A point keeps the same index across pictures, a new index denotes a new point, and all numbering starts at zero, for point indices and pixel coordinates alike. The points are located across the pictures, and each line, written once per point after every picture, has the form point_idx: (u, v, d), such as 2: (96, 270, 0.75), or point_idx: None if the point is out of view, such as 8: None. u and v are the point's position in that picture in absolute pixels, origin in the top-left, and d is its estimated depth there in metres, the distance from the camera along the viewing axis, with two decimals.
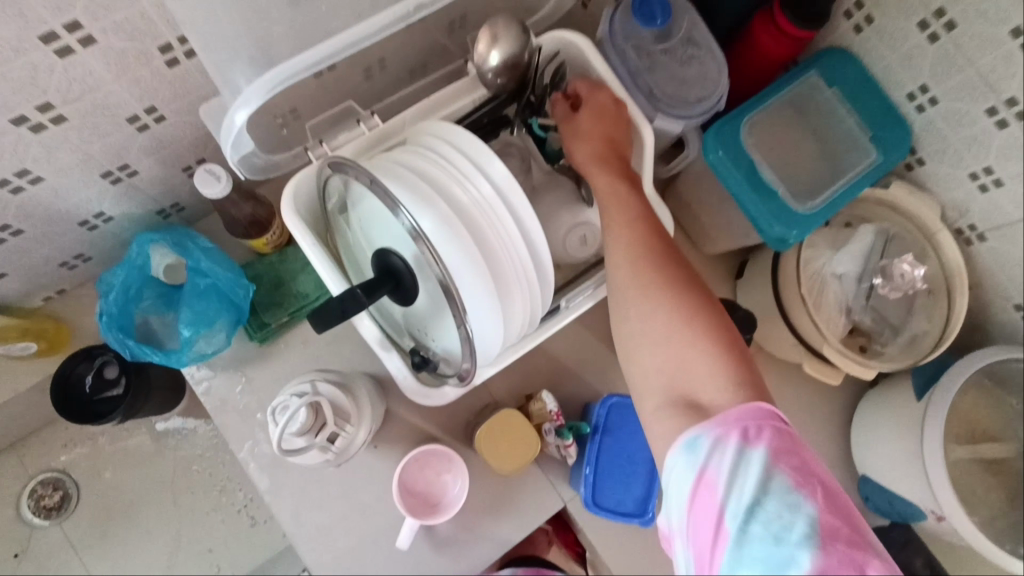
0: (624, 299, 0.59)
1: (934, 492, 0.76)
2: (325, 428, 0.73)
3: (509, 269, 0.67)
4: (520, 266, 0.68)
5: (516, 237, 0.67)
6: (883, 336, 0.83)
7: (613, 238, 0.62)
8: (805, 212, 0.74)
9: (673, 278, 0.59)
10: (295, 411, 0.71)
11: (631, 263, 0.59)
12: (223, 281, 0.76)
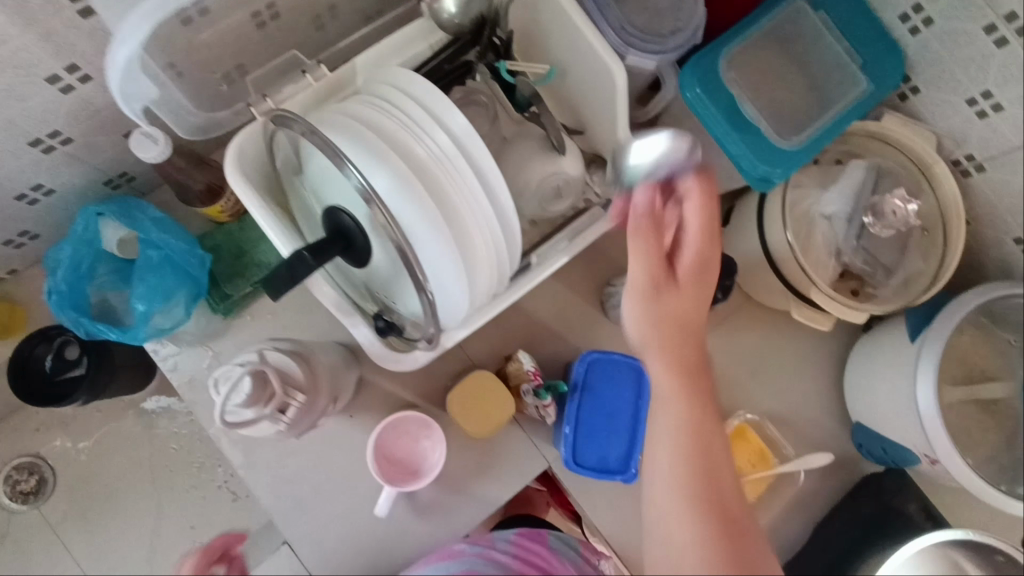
0: (654, 505, 0.55)
1: (928, 437, 0.74)
2: (275, 398, 0.65)
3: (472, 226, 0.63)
4: (483, 222, 0.64)
5: (479, 192, 0.63)
6: (876, 278, 0.79)
7: (656, 441, 0.57)
8: (790, 149, 0.70)
9: (712, 416, 0.58)
10: (238, 379, 0.63)
11: (669, 473, 0.55)
12: (176, 252, 0.73)
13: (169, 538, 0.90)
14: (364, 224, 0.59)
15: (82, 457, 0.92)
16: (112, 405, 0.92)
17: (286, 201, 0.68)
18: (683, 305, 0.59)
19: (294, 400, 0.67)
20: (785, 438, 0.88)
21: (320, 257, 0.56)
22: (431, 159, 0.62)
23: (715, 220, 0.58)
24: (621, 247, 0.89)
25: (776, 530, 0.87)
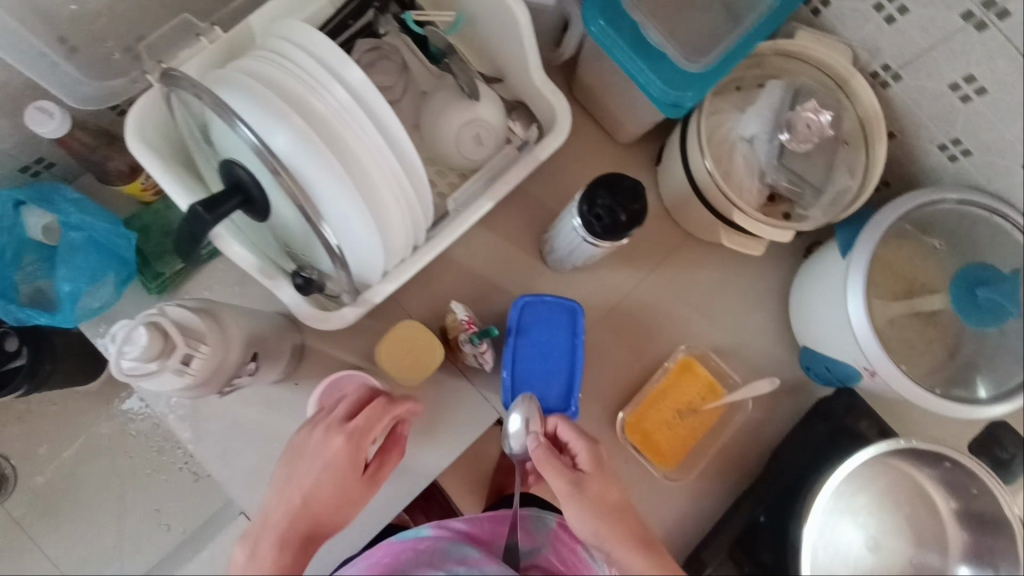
0: None
1: (862, 348, 0.74)
2: (176, 347, 0.51)
3: (379, 178, 0.62)
4: (391, 174, 0.63)
5: (383, 143, 0.61)
6: (805, 198, 0.78)
7: None
8: (697, 71, 0.69)
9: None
10: (132, 329, 0.50)
11: None
12: (99, 232, 0.72)
13: (134, 522, 0.90)
14: (260, 179, 0.57)
15: (41, 451, 0.92)
16: (66, 398, 0.93)
17: (194, 165, 0.67)
18: (600, 486, 0.68)
19: (197, 350, 0.52)
20: (733, 369, 0.89)
21: (215, 213, 0.55)
22: (331, 114, 0.59)
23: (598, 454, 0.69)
24: (555, 193, 0.89)
25: (731, 460, 0.87)
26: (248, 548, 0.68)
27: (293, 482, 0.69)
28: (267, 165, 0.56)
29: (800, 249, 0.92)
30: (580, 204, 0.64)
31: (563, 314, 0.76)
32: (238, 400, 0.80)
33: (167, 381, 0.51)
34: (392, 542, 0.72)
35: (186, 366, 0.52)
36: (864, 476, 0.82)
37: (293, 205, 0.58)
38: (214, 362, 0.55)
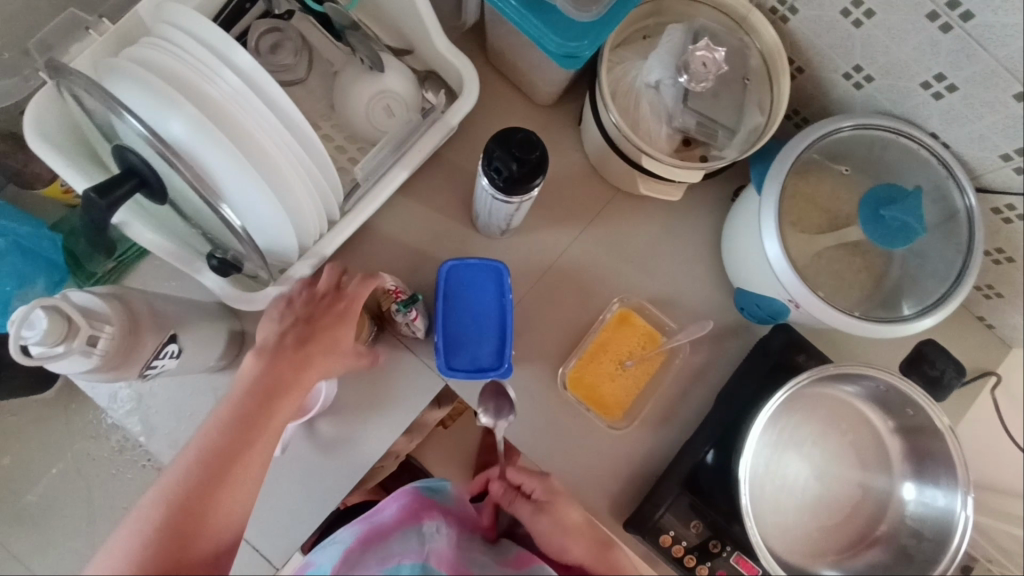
0: None
1: (782, 282, 0.74)
2: (81, 329, 0.52)
3: (278, 156, 0.62)
4: (290, 152, 0.63)
5: (277, 124, 0.61)
6: (718, 140, 0.79)
7: None
8: (589, 20, 0.69)
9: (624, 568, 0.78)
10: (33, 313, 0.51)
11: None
12: (23, 235, 0.75)
13: (101, 523, 0.92)
14: (152, 163, 0.58)
15: (4, 462, 0.94)
16: (21, 407, 0.94)
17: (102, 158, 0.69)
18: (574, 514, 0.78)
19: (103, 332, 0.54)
20: (672, 316, 0.90)
21: (109, 199, 0.56)
22: (222, 97, 0.59)
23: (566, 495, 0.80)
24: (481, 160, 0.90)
25: (678, 406, 0.89)
26: (261, 362, 0.67)
27: (291, 318, 0.70)
28: (156, 149, 0.56)
29: (729, 193, 0.93)
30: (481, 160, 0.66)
31: (488, 275, 0.77)
32: (185, 391, 0.82)
33: (75, 364, 0.53)
34: (416, 492, 0.81)
35: (92, 347, 0.54)
36: (795, 407, 0.83)
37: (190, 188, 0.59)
38: (125, 344, 0.57)
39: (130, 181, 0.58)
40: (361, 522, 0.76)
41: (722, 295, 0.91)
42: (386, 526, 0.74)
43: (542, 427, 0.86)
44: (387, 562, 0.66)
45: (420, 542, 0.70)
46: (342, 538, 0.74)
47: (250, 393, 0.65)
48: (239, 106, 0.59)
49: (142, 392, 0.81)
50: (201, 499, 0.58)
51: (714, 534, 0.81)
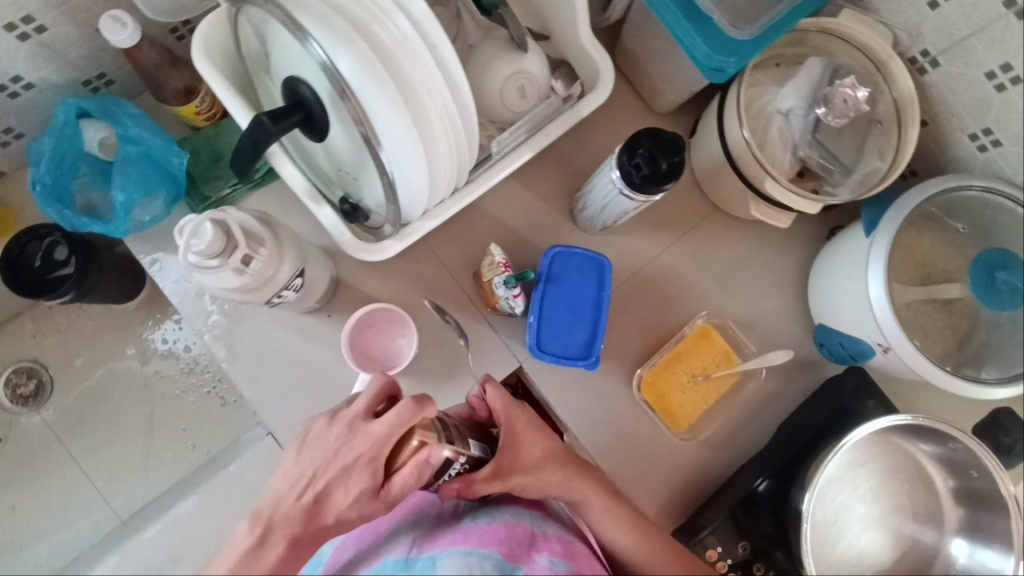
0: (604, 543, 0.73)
1: (879, 324, 0.75)
2: (240, 246, 0.54)
3: (434, 113, 0.62)
4: (446, 111, 0.63)
5: (440, 81, 0.61)
6: (834, 177, 0.80)
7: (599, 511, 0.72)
8: (743, 37, 0.71)
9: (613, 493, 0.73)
10: (197, 223, 0.53)
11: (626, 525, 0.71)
12: (155, 148, 0.75)
13: (160, 438, 0.96)
14: (321, 97, 0.60)
15: (77, 364, 0.97)
16: (103, 314, 0.97)
17: (254, 87, 0.71)
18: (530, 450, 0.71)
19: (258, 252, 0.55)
20: (748, 339, 0.92)
21: (276, 126, 0.58)
22: (395, 46, 0.59)
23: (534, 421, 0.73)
24: (589, 156, 0.91)
25: (738, 429, 0.90)
26: (256, 536, 0.62)
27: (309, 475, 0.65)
28: (332, 84, 0.58)
29: (824, 231, 0.94)
30: (620, 155, 0.67)
31: (590, 267, 0.79)
32: (274, 327, 0.84)
33: (227, 279, 0.54)
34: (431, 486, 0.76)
35: (246, 265, 0.55)
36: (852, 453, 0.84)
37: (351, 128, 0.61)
38: (273, 269, 0.58)
39: (295, 112, 0.60)
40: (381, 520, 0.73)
41: (800, 327, 0.92)
42: (392, 528, 0.70)
43: (607, 423, 0.88)
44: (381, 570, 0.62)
45: (408, 535, 0.67)
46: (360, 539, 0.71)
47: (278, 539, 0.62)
48: (410, 57, 0.60)
49: (232, 320, 0.83)
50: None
51: (756, 558, 0.81)
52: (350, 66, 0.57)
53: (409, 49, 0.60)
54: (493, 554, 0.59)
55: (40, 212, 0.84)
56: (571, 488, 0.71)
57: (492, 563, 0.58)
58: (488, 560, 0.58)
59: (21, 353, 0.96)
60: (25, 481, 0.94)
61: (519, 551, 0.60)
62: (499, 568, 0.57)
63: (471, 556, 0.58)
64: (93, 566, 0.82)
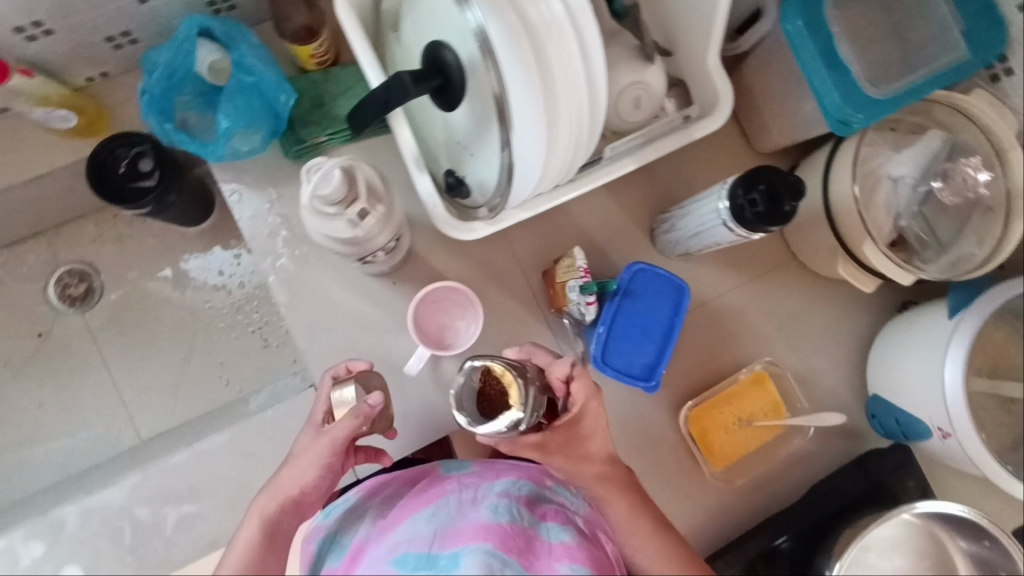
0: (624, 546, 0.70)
1: (949, 410, 0.75)
2: (359, 201, 0.53)
3: (565, 103, 0.59)
4: (576, 103, 0.60)
5: (581, 81, 0.59)
6: (926, 252, 0.78)
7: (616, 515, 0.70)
8: (876, 96, 0.70)
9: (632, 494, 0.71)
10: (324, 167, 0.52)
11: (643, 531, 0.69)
12: (266, 81, 0.74)
13: (196, 367, 0.95)
14: (463, 63, 0.59)
15: (129, 276, 0.97)
16: (164, 233, 0.97)
17: (389, 42, 0.71)
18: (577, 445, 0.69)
19: (375, 209, 0.55)
20: (799, 394, 0.91)
21: (415, 88, 0.58)
22: (542, 26, 0.57)
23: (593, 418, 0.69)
24: (680, 179, 0.90)
25: (770, 481, 0.89)
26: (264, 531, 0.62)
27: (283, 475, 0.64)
28: (481, 51, 0.57)
29: (895, 302, 0.93)
30: (735, 188, 0.66)
31: (669, 290, 0.77)
32: (338, 283, 0.83)
33: (339, 229, 0.54)
34: (435, 474, 0.76)
35: (359, 221, 0.55)
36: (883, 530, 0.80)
37: (484, 98, 0.59)
38: (382, 228, 0.58)
39: (433, 78, 0.59)
40: (381, 503, 0.72)
41: (853, 393, 0.91)
42: (397, 514, 0.69)
43: (643, 446, 0.87)
44: (393, 555, 0.60)
45: (430, 525, 0.65)
46: (361, 519, 0.70)
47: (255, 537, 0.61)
48: (556, 39, 0.58)
49: (300, 268, 0.83)
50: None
51: None
52: (501, 35, 0.56)
53: (556, 29, 0.58)
54: (513, 556, 0.59)
55: (133, 120, 0.83)
56: (598, 485, 0.70)
57: (513, 565, 0.58)
58: (509, 562, 0.58)
59: (77, 255, 0.95)
60: (57, 381, 0.94)
61: (538, 554, 0.61)
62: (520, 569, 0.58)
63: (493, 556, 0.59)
64: (114, 480, 0.82)
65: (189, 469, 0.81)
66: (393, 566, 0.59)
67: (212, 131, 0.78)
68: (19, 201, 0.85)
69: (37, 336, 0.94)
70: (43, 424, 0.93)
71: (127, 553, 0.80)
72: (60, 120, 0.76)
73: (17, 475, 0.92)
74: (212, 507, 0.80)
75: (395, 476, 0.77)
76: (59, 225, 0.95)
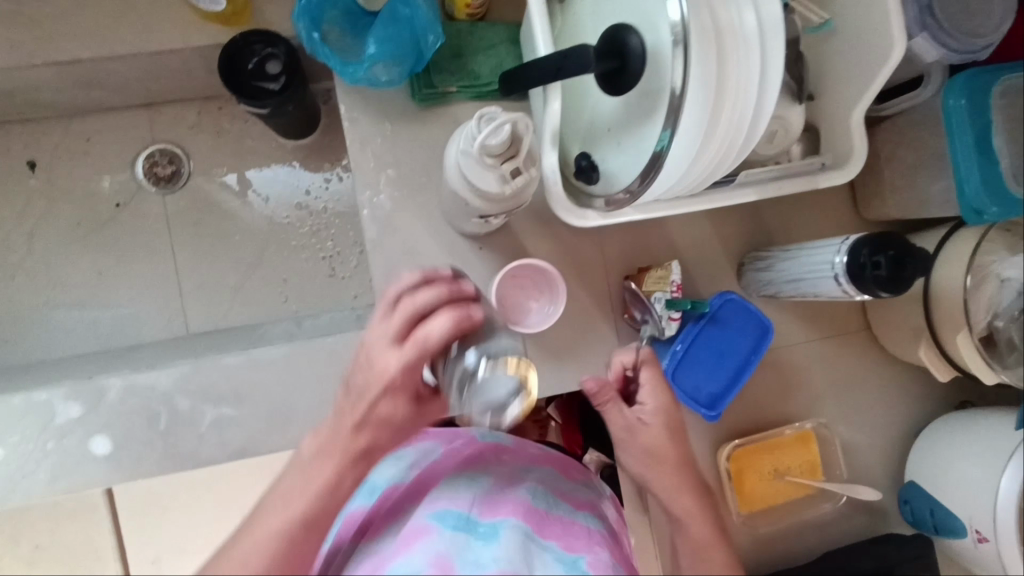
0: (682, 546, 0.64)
1: (995, 517, 0.74)
2: (515, 159, 0.57)
3: (728, 114, 0.59)
4: (738, 117, 0.59)
5: (755, 86, 0.58)
6: (1009, 359, 0.72)
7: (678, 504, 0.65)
8: (1014, 192, 0.68)
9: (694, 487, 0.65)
10: (497, 125, 0.55)
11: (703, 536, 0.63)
12: (422, 18, 0.74)
13: (260, 277, 0.97)
14: (647, 50, 0.59)
15: (215, 172, 0.97)
16: (262, 139, 0.98)
17: (565, 15, 0.72)
18: (653, 437, 0.66)
19: (529, 170, 0.58)
20: (837, 462, 0.90)
21: (594, 64, 0.58)
22: (733, 33, 0.57)
23: (668, 413, 0.67)
24: (782, 223, 0.89)
25: (786, 534, 0.90)
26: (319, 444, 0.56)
27: (358, 395, 0.53)
28: (672, 45, 0.56)
29: (954, 398, 0.92)
30: (858, 242, 0.67)
31: (753, 327, 0.79)
32: (428, 233, 0.81)
33: (493, 183, 0.58)
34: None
35: (510, 177, 0.58)
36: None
37: (659, 89, 0.59)
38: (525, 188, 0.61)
39: (612, 59, 0.60)
40: (417, 452, 0.71)
41: (888, 475, 0.91)
42: (431, 469, 0.67)
43: None
44: (433, 509, 0.58)
45: (469, 494, 0.61)
46: (392, 465, 0.69)
47: (336, 454, 0.53)
48: (740, 49, 0.57)
49: (395, 208, 0.80)
50: (286, 564, 0.50)
51: None
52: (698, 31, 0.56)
53: (743, 39, 0.57)
54: (554, 546, 0.57)
55: (271, 22, 0.83)
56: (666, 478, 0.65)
57: (553, 555, 0.55)
58: (550, 551, 0.55)
59: (173, 138, 0.97)
60: (125, 253, 0.96)
61: (581, 545, 0.58)
62: (560, 560, 0.55)
63: (534, 543, 0.56)
64: (161, 364, 0.82)
65: (237, 373, 0.80)
66: (430, 519, 0.57)
67: (351, 53, 0.78)
68: (139, 71, 0.85)
69: (116, 206, 0.96)
70: (100, 291, 0.95)
71: (158, 438, 0.80)
72: (210, 2, 0.76)
73: (66, 332, 0.93)
74: (250, 416, 0.80)
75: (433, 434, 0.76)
76: (163, 103, 0.96)
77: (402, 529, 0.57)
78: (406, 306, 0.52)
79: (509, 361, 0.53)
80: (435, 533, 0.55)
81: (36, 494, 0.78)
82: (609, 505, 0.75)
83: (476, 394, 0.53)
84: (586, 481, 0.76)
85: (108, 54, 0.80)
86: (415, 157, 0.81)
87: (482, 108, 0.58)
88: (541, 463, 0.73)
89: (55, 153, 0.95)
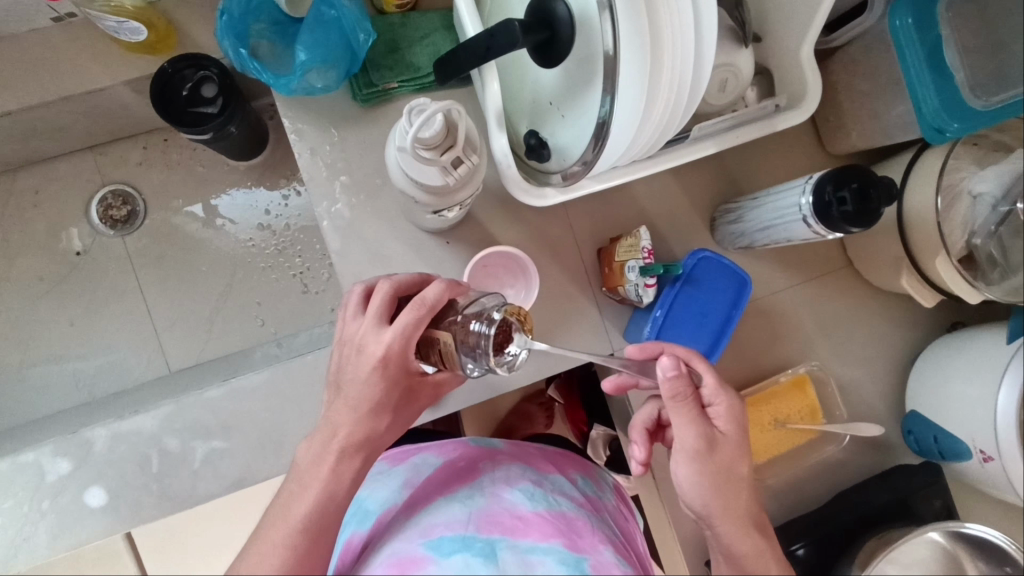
0: (729, 539, 0.58)
1: (997, 434, 0.74)
2: (454, 149, 0.56)
3: (668, 70, 0.56)
4: (679, 71, 0.57)
5: (688, 39, 0.55)
6: (989, 273, 0.73)
7: (728, 508, 0.58)
8: (977, 108, 0.66)
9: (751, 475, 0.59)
10: (430, 117, 0.54)
11: (748, 523, 0.58)
12: (348, 17, 0.72)
13: (234, 304, 0.96)
14: (574, 16, 0.59)
15: (171, 205, 0.96)
16: (215, 165, 0.96)
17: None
18: (731, 452, 0.59)
19: (469, 159, 0.58)
20: (835, 404, 0.90)
21: (522, 38, 0.57)
22: None
23: (744, 421, 0.59)
24: (749, 171, 0.87)
25: (795, 481, 0.90)
26: (314, 452, 0.57)
27: (349, 387, 0.57)
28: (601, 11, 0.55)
29: (944, 321, 0.92)
30: (817, 185, 0.66)
31: (731, 281, 0.78)
32: (392, 234, 0.79)
33: (435, 176, 0.57)
34: (463, 447, 0.71)
35: (452, 168, 0.57)
36: (905, 546, 0.78)
37: (598, 59, 0.58)
38: (470, 177, 0.60)
39: (541, 30, 0.60)
40: (405, 470, 0.69)
41: (889, 407, 0.91)
42: (425, 488, 0.65)
43: None
44: (428, 535, 0.57)
45: (466, 506, 0.60)
46: (385, 485, 0.68)
47: (332, 454, 0.57)
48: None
49: (355, 214, 0.79)
50: (299, 570, 0.52)
51: None
52: None
53: None
54: (556, 548, 0.55)
55: (199, 43, 0.81)
56: (726, 480, 0.58)
57: (556, 560, 0.54)
58: (552, 556, 0.54)
59: (124, 177, 0.95)
60: (94, 300, 0.94)
61: (580, 543, 0.57)
62: (563, 563, 0.54)
63: (534, 554, 0.55)
64: (144, 408, 0.81)
65: (222, 405, 0.79)
66: (428, 548, 0.55)
67: (281, 63, 0.76)
68: (73, 113, 0.83)
69: (76, 254, 0.94)
70: (74, 342, 0.93)
71: (152, 481, 0.78)
72: (131, 33, 0.73)
73: (45, 390, 0.92)
74: (241, 445, 0.79)
75: (418, 447, 0.73)
76: (108, 143, 0.95)
77: (396, 555, 0.56)
78: (386, 287, 0.58)
79: (508, 311, 0.55)
80: (431, 564, 0.54)
81: (39, 556, 0.77)
82: (615, 503, 0.73)
83: (482, 353, 0.54)
84: (589, 479, 0.74)
85: (37, 102, 0.78)
86: (366, 160, 0.79)
87: (415, 100, 0.57)
88: (535, 464, 0.71)
89: (5, 210, 0.93)
